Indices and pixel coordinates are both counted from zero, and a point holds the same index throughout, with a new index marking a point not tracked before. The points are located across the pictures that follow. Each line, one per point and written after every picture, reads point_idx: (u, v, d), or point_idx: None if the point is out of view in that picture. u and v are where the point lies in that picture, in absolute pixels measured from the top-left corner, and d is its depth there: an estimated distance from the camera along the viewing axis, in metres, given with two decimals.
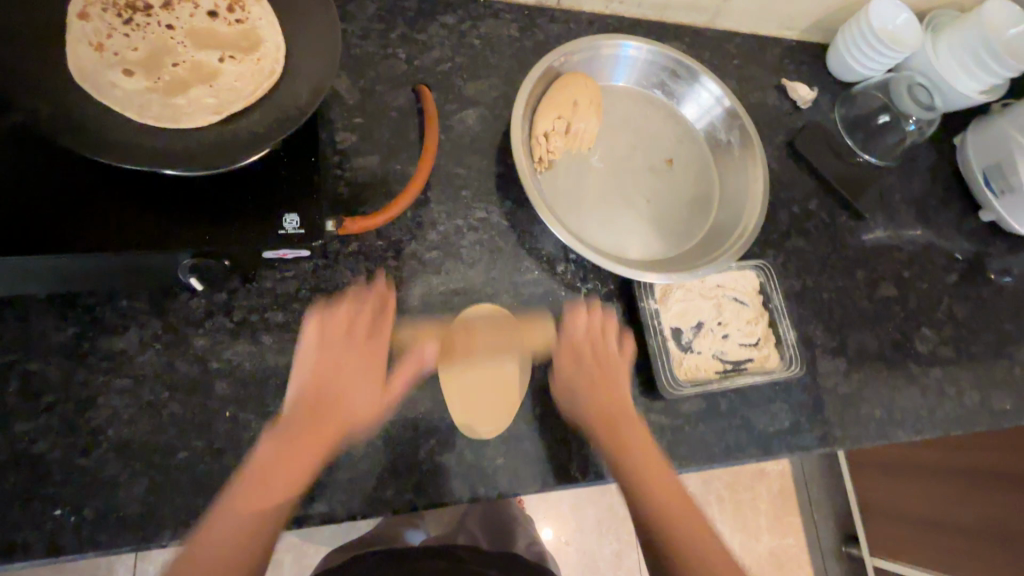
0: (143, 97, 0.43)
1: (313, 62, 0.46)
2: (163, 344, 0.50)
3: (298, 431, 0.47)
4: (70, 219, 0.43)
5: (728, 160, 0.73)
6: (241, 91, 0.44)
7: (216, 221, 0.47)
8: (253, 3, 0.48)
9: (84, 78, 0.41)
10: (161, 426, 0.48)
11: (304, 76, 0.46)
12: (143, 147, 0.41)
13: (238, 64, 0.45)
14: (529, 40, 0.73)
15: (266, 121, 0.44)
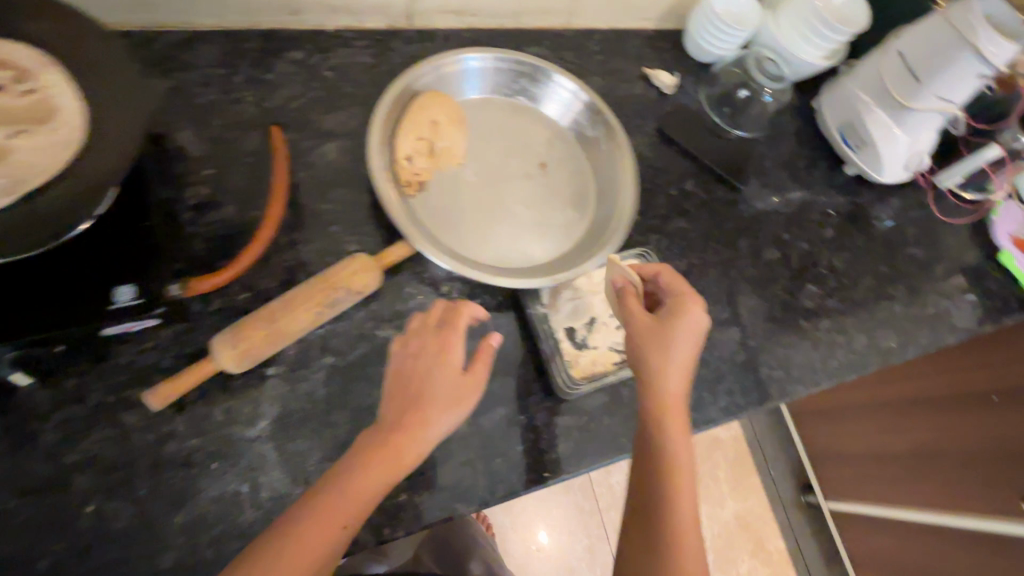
0: None
1: (118, 124, 0.44)
2: (7, 447, 0.46)
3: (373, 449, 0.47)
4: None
5: (599, 156, 0.75)
6: (38, 169, 0.42)
7: (35, 305, 0.43)
8: (40, 70, 0.45)
9: None
10: (15, 534, 0.44)
11: (107, 138, 0.43)
12: None
13: (34, 139, 0.43)
14: (386, 63, 0.73)
15: (69, 197, 0.41)
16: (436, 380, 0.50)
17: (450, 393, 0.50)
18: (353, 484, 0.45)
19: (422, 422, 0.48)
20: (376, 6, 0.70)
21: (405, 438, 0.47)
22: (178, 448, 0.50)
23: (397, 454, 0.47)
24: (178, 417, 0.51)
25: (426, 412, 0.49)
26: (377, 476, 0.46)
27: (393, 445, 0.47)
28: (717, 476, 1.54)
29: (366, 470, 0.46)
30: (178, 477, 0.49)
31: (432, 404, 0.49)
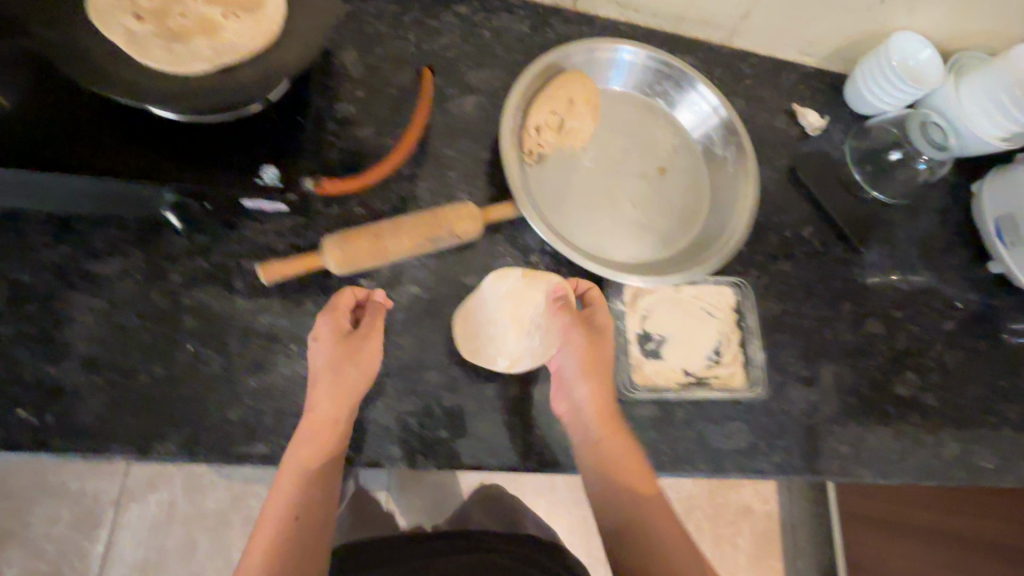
0: (150, 41, 0.46)
1: (310, 28, 0.49)
2: (140, 275, 0.54)
3: (302, 436, 0.51)
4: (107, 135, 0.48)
5: (722, 177, 0.73)
6: (234, 47, 0.47)
7: (197, 162, 0.49)
8: None
9: (100, 23, 0.45)
10: (127, 348, 0.52)
11: (298, 39, 0.49)
12: (146, 88, 0.45)
13: (237, 20, 0.48)
14: (540, 36, 0.75)
15: (253, 78, 0.47)
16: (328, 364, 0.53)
17: (347, 363, 0.52)
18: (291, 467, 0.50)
19: (330, 400, 0.51)
20: None
21: (314, 422, 0.51)
22: (269, 322, 0.55)
23: (318, 436, 0.51)
24: (275, 297, 0.56)
25: (329, 378, 0.52)
26: (306, 451, 0.51)
27: (308, 433, 0.51)
28: (738, 544, 1.45)
29: (296, 455, 0.50)
30: (262, 346, 0.55)
31: (321, 387, 0.52)
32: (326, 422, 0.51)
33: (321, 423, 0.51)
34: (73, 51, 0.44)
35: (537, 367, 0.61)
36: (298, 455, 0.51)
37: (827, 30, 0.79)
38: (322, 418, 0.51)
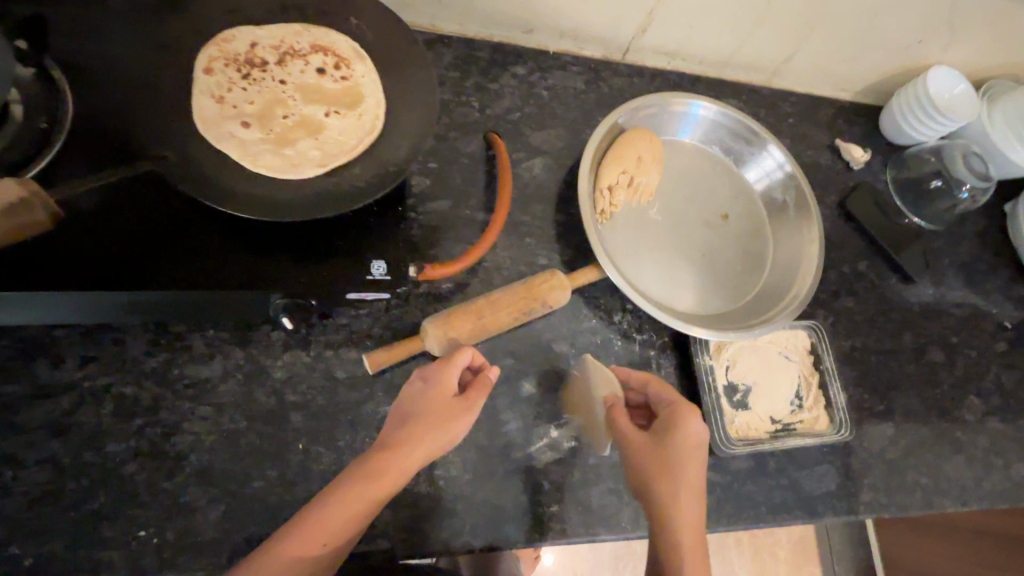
0: (258, 147, 0.46)
1: (413, 121, 0.49)
2: (243, 374, 0.53)
3: (370, 469, 0.45)
4: (217, 240, 0.46)
5: (783, 222, 0.74)
6: (344, 146, 0.47)
7: (306, 262, 0.48)
8: (357, 62, 0.51)
9: (209, 130, 0.45)
10: (238, 453, 0.50)
11: (402, 133, 0.49)
12: (260, 193, 0.44)
13: (342, 120, 0.49)
14: (595, 91, 0.76)
15: (368, 175, 0.47)
16: (417, 406, 0.49)
17: (441, 420, 0.48)
18: (328, 500, 0.43)
19: (409, 452, 0.46)
20: (600, 39, 0.74)
21: (389, 458, 0.45)
22: (375, 410, 0.55)
23: (386, 476, 0.45)
24: (378, 384, 0.56)
25: (431, 429, 0.47)
26: (354, 492, 0.44)
27: (382, 466, 0.45)
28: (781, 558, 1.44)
29: (358, 489, 0.44)
30: (371, 436, 0.54)
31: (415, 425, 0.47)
32: (398, 461, 0.45)
33: (397, 460, 0.45)
34: (193, 172, 0.43)
35: None
36: (343, 490, 0.44)
37: (865, 69, 0.82)
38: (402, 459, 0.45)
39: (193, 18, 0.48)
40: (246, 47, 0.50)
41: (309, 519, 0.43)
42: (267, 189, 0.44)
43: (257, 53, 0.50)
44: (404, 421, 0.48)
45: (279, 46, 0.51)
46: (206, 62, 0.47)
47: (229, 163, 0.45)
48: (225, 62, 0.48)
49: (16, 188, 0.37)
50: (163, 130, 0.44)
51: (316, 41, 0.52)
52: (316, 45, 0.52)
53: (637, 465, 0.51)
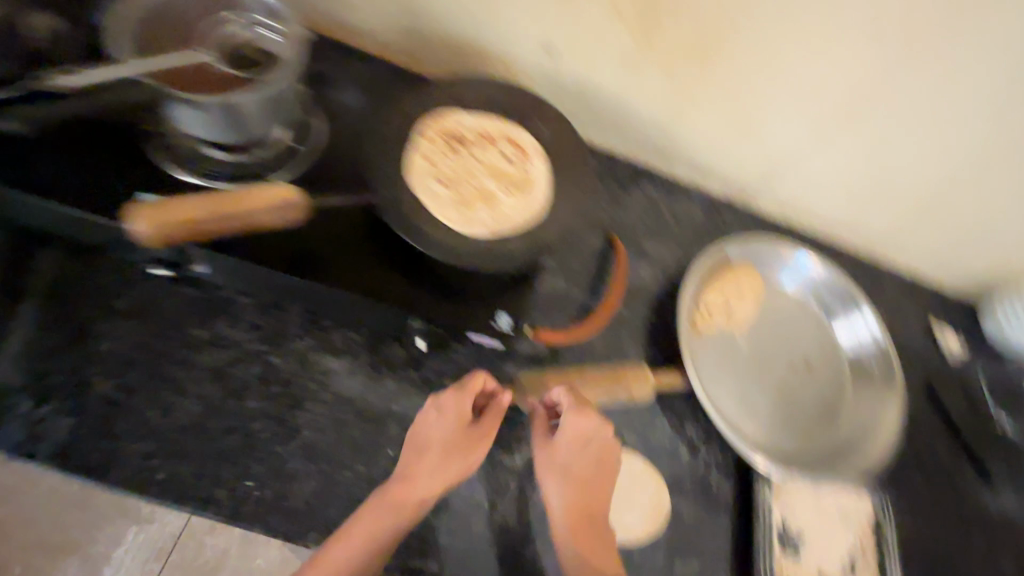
0: (446, 203, 0.57)
1: (568, 213, 0.59)
2: (363, 376, 0.61)
3: (383, 503, 0.52)
4: (387, 263, 0.58)
5: (866, 385, 0.76)
6: (507, 221, 0.58)
7: (449, 300, 0.58)
8: (536, 156, 0.62)
9: (415, 182, 0.57)
10: (341, 441, 0.58)
11: (556, 220, 0.59)
12: (439, 239, 0.55)
13: (511, 200, 0.59)
14: (710, 221, 0.85)
15: (519, 248, 0.57)
16: (429, 454, 0.55)
17: (453, 453, 0.55)
18: (358, 529, 0.51)
19: (420, 487, 0.53)
20: (727, 179, 0.83)
21: (400, 492, 0.53)
22: None
23: (399, 510, 0.52)
24: None
25: (439, 463, 0.54)
26: (379, 521, 0.51)
27: (392, 501, 0.52)
28: None
29: (364, 522, 0.51)
30: None
31: (421, 461, 0.54)
32: (406, 493, 0.53)
33: (405, 496, 0.53)
34: (396, 208, 0.55)
35: (682, 540, 0.64)
36: (369, 521, 0.51)
37: (974, 266, 0.85)
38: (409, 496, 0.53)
39: (426, 92, 0.61)
40: (455, 122, 0.62)
41: (347, 544, 0.50)
42: (444, 236, 0.55)
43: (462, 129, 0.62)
44: (414, 453, 0.55)
45: (480, 127, 0.63)
46: (423, 131, 0.60)
47: (420, 209, 0.56)
48: (436, 133, 0.61)
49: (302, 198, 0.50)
50: (384, 171, 0.56)
51: (508, 131, 0.63)
52: (507, 134, 0.63)
53: (551, 464, 0.58)
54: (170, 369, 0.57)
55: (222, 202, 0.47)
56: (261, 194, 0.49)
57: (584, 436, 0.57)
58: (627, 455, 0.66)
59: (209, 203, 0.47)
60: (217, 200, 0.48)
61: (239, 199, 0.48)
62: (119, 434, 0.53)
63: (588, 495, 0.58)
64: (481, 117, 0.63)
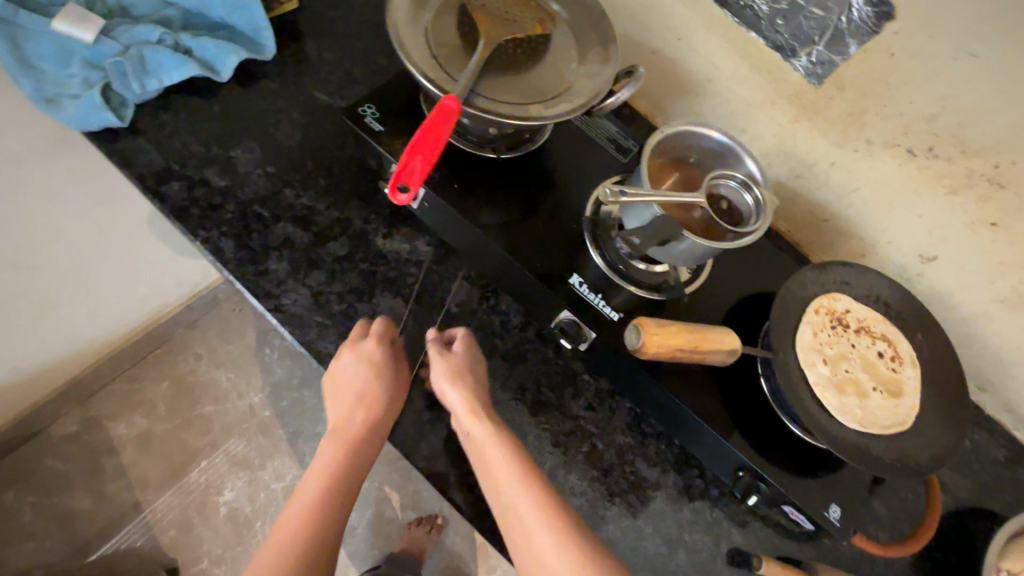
0: (824, 382, 0.59)
1: (931, 438, 0.60)
2: (666, 493, 0.65)
3: (331, 453, 0.59)
4: (740, 407, 0.62)
5: None
6: (879, 423, 0.59)
7: (784, 469, 0.60)
8: (908, 366, 0.63)
9: (803, 353, 0.60)
10: (635, 548, 0.62)
11: (921, 440, 0.59)
12: (817, 417, 0.57)
13: (882, 402, 0.60)
14: (1013, 472, 0.79)
15: (886, 453, 0.57)
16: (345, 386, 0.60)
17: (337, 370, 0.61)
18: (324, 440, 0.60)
19: (351, 417, 0.60)
20: None
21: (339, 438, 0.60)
22: None
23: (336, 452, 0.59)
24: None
25: (336, 391, 0.61)
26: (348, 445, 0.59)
27: (336, 446, 0.60)
28: None
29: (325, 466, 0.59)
30: None
31: (331, 392, 0.61)
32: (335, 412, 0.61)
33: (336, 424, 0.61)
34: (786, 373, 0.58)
35: None
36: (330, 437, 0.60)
37: None
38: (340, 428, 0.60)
39: (824, 269, 0.66)
40: (842, 306, 0.64)
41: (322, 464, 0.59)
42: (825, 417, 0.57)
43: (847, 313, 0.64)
44: (331, 378, 0.61)
45: (862, 317, 0.65)
46: (814, 305, 0.63)
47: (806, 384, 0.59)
48: (826, 311, 0.63)
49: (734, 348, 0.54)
50: (778, 332, 0.60)
51: (886, 330, 0.65)
52: (885, 333, 0.65)
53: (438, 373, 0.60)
54: (521, 416, 0.65)
55: (687, 337, 0.52)
56: (703, 332, 0.53)
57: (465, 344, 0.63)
58: None
59: (680, 339, 0.52)
60: (683, 334, 0.52)
61: (698, 338, 0.52)
62: None
63: (523, 450, 0.56)
64: (864, 308, 0.65)
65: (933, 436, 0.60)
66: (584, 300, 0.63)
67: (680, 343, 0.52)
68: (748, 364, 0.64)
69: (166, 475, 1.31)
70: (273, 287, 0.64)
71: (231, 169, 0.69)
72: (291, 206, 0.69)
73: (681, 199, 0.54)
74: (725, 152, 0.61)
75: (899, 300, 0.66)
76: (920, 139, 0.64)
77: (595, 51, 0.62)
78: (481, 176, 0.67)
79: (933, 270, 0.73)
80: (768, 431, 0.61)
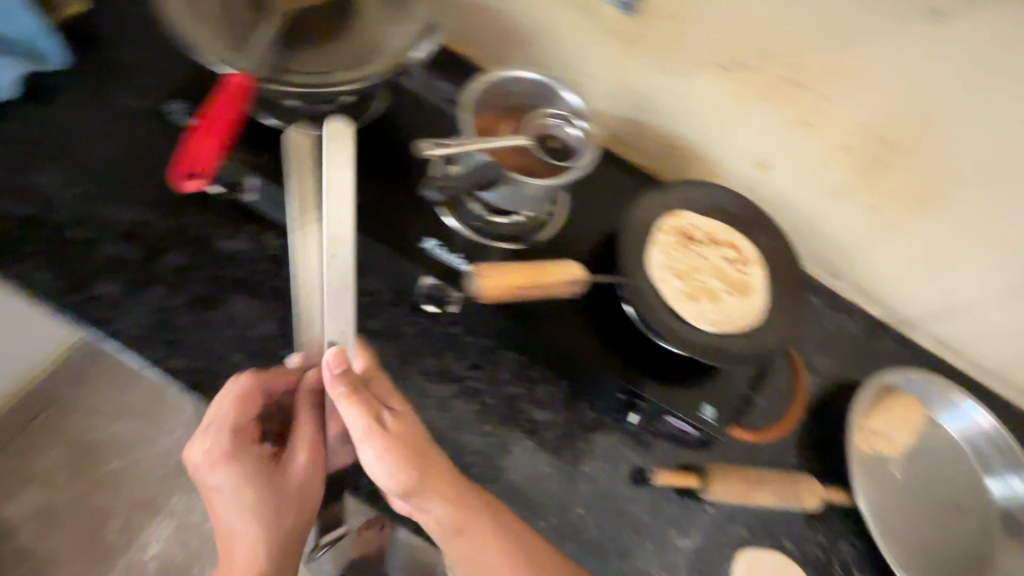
0: (677, 295, 0.63)
1: (783, 326, 0.64)
2: (560, 432, 0.67)
3: (253, 525, 0.55)
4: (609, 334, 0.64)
5: (1019, 544, 0.75)
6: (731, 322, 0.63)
7: (659, 381, 0.63)
8: (755, 265, 0.68)
9: (653, 273, 0.64)
10: (537, 490, 0.63)
11: (773, 329, 0.64)
12: (671, 327, 0.61)
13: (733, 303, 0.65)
14: (870, 344, 0.88)
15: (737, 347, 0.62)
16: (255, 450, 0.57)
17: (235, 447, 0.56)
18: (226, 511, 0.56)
19: (260, 484, 0.56)
20: (894, 309, 0.87)
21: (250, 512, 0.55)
22: (636, 514, 0.65)
23: (256, 522, 0.55)
24: (648, 493, 0.66)
25: (233, 473, 0.55)
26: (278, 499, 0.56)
27: (253, 516, 0.55)
28: None
29: (246, 542, 0.55)
30: (628, 535, 0.64)
31: (231, 466, 0.55)
32: (239, 490, 0.55)
33: (243, 502, 0.55)
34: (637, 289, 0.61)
35: None
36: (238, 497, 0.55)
37: None
38: (252, 504, 0.55)
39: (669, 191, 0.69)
40: (687, 223, 0.68)
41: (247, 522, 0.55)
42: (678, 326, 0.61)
43: (693, 228, 0.68)
44: (223, 453, 0.55)
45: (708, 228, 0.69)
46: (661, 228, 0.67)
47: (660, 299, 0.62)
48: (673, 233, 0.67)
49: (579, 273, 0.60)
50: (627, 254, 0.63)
51: (733, 238, 0.69)
52: (731, 241, 0.69)
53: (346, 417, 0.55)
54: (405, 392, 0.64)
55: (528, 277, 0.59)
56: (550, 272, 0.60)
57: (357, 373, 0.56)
58: (785, 562, 0.68)
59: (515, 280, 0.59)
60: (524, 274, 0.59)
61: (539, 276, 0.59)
62: None
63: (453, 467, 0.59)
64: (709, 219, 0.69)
65: (781, 325, 0.66)
66: (444, 263, 0.63)
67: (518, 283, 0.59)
68: (612, 294, 0.67)
69: (77, 547, 1.20)
70: (105, 312, 0.59)
71: (36, 196, 0.63)
72: (116, 225, 0.63)
73: (503, 144, 0.54)
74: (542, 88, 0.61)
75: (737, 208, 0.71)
76: (727, 53, 0.68)
77: (403, 9, 0.60)
78: (316, 156, 0.64)
79: (770, 176, 0.79)
80: (638, 351, 0.64)
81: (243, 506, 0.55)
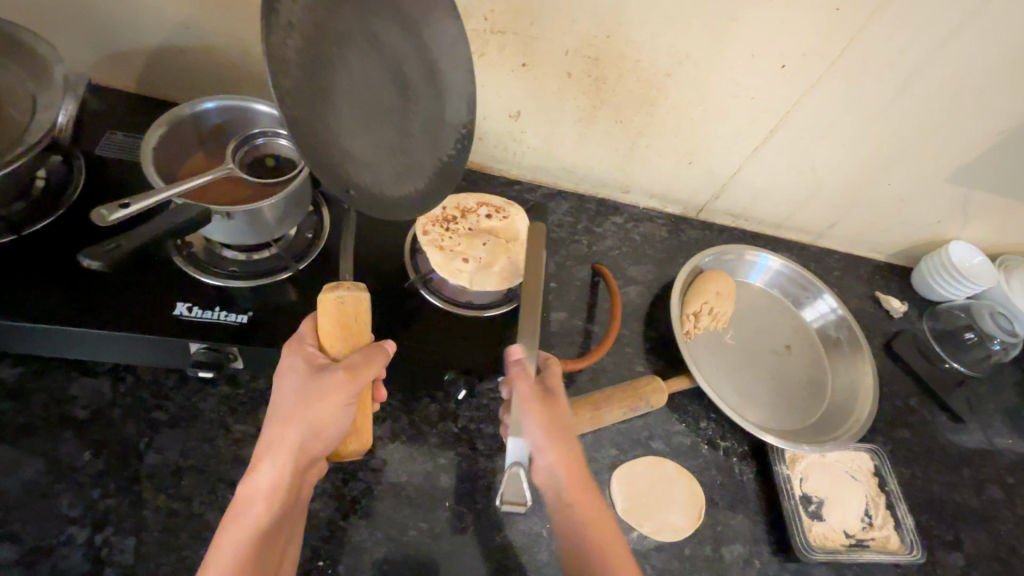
0: (374, 162, 0.59)
1: (434, 129, 0.63)
2: (407, 437, 0.66)
3: (261, 532, 0.47)
4: (413, 328, 0.65)
5: (839, 355, 0.87)
6: (428, 137, 0.63)
7: (473, 349, 0.65)
8: (508, 206, 0.75)
9: (341, 155, 0.55)
10: (401, 504, 0.62)
11: (429, 125, 0.63)
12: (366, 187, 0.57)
13: (420, 119, 0.62)
14: (675, 238, 0.95)
15: (446, 178, 0.66)
16: (332, 372, 0.49)
17: (275, 441, 0.49)
18: (272, 473, 0.49)
19: (274, 495, 0.48)
20: (680, 201, 0.94)
21: (256, 519, 0.47)
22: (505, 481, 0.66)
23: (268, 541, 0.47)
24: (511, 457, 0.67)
25: (267, 461, 0.49)
26: (256, 516, 0.47)
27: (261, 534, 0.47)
28: None
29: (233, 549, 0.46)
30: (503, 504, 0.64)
31: (260, 460, 0.49)
32: (255, 510, 0.48)
33: (266, 479, 0.49)
34: (353, 181, 0.56)
35: (723, 527, 0.69)
36: (238, 543, 0.46)
37: (896, 239, 0.99)
38: (269, 503, 0.48)
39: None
40: (440, 214, 0.72)
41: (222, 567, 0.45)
42: (398, 189, 0.61)
43: (447, 216, 0.72)
44: (279, 408, 0.50)
45: (362, 43, 0.54)
46: (311, 48, 0.49)
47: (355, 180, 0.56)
48: None
49: (357, 289, 0.54)
50: (310, 135, 0.50)
51: (478, 198, 0.76)
52: (479, 201, 0.75)
53: (355, 388, 0.50)
54: (220, 469, 0.58)
55: (340, 336, 0.52)
56: (345, 308, 0.52)
57: (355, 324, 0.53)
58: (656, 461, 0.72)
59: (302, 332, 0.54)
60: (332, 339, 0.52)
61: (358, 321, 0.53)
62: (181, 545, 0.53)
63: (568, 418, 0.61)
64: (362, 37, 0.54)
65: (352, 91, 0.55)
66: (202, 323, 0.58)
67: (305, 340, 0.53)
68: (405, 294, 0.67)
69: None
70: None
71: None
72: None
73: (210, 176, 0.51)
74: (231, 115, 0.59)
75: (457, 83, 0.63)
76: None
77: (41, 77, 0.54)
78: (18, 267, 0.56)
79: (526, 123, 0.81)
80: (447, 331, 0.66)
81: (264, 492, 0.48)
